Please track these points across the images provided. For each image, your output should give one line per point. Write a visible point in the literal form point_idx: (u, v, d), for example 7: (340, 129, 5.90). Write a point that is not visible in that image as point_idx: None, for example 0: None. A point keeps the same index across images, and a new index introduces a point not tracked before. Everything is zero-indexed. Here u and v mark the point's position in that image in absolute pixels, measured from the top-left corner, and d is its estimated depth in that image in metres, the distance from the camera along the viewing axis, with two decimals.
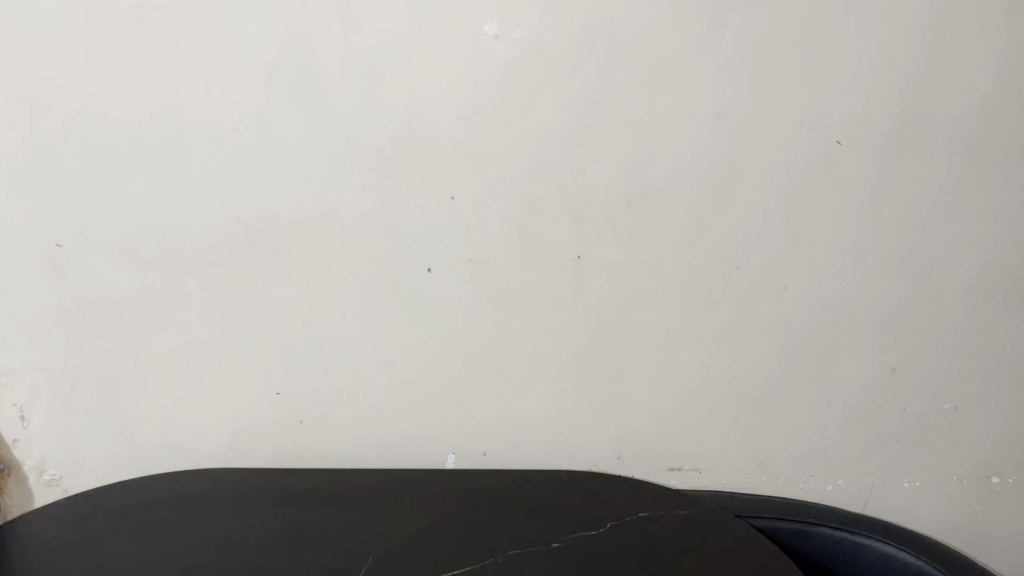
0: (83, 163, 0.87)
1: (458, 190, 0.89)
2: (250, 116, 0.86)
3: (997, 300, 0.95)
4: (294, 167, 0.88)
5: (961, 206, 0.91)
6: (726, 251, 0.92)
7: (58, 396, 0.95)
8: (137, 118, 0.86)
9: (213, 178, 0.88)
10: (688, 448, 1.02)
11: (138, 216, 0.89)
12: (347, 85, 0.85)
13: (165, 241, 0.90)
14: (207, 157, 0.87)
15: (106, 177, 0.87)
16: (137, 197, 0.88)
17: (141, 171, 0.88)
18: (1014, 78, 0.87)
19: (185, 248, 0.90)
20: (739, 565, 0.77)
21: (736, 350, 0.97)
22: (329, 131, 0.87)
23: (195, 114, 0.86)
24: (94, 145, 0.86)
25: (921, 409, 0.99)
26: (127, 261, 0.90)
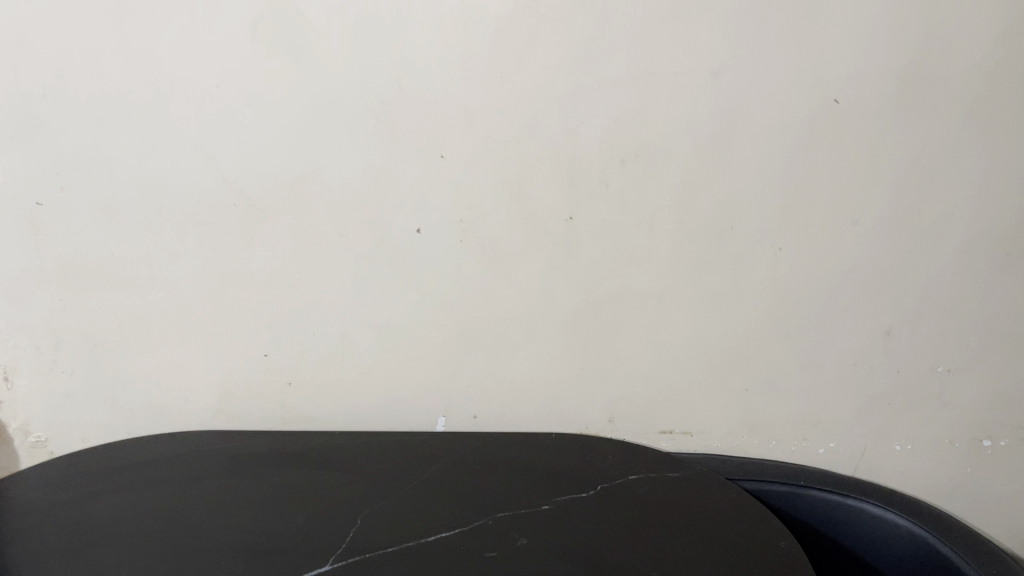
0: (62, 119, 0.85)
1: (448, 149, 0.87)
2: (234, 72, 0.84)
3: (994, 262, 0.94)
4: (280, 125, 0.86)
5: (960, 166, 0.90)
6: (719, 213, 0.91)
7: (42, 356, 0.94)
8: (117, 73, 0.83)
9: (197, 135, 0.86)
10: (679, 411, 1.01)
11: (120, 174, 0.87)
12: (334, 40, 0.83)
13: (148, 200, 0.88)
14: (191, 114, 0.85)
15: (86, 134, 0.85)
16: (119, 155, 0.86)
17: (122, 128, 0.85)
18: (1017, 34, 0.84)
19: (169, 208, 0.89)
20: (729, 525, 0.77)
21: (729, 313, 0.96)
22: (316, 88, 0.84)
23: (177, 70, 0.83)
24: (74, 100, 0.84)
25: (914, 372, 0.99)
26: (111, 220, 0.89)
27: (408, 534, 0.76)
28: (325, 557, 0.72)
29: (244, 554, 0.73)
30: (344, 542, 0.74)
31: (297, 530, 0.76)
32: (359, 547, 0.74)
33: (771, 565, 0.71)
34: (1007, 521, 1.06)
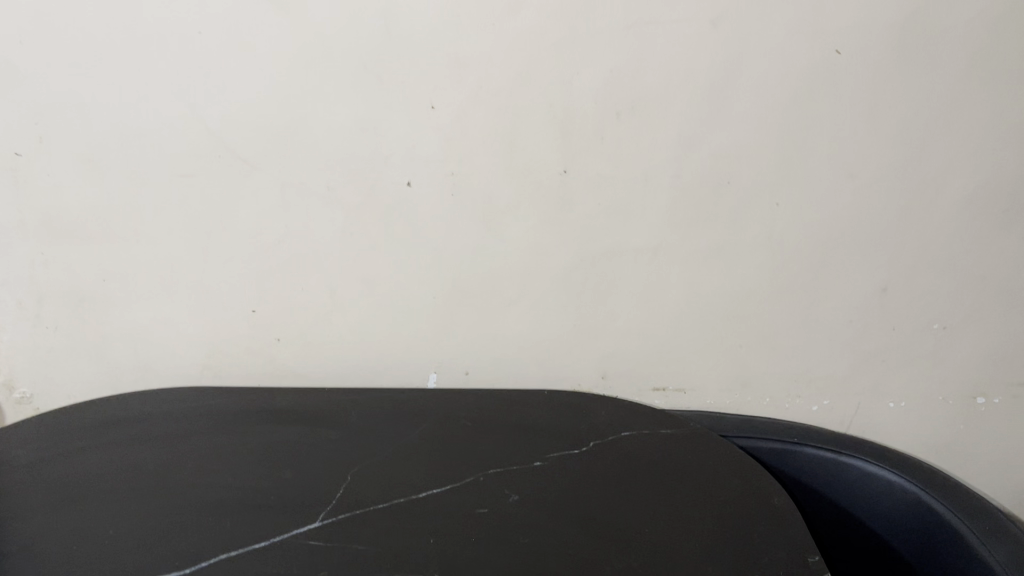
0: (39, 66, 0.81)
1: (439, 99, 0.85)
2: (216, 17, 0.80)
3: (994, 218, 0.92)
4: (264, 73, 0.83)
5: (963, 119, 0.88)
6: (716, 166, 0.89)
7: (25, 311, 0.92)
8: (93, 18, 0.80)
9: (179, 83, 0.83)
10: (671, 369, 1.01)
11: (101, 124, 0.84)
12: None
13: (130, 150, 0.86)
14: (173, 62, 0.82)
15: (64, 82, 0.82)
16: (99, 104, 0.83)
17: (101, 76, 0.82)
18: None
19: (152, 159, 0.86)
20: (721, 483, 0.77)
21: (724, 269, 0.95)
22: (301, 35, 0.81)
23: (156, 15, 0.80)
24: (49, 46, 0.80)
25: (910, 329, 0.98)
26: (92, 172, 0.86)
27: (398, 491, 0.75)
28: (314, 514, 0.71)
29: (232, 509, 0.72)
30: (333, 498, 0.74)
31: (286, 486, 0.75)
32: (348, 505, 0.73)
33: (764, 523, 0.71)
34: (997, 476, 1.06)
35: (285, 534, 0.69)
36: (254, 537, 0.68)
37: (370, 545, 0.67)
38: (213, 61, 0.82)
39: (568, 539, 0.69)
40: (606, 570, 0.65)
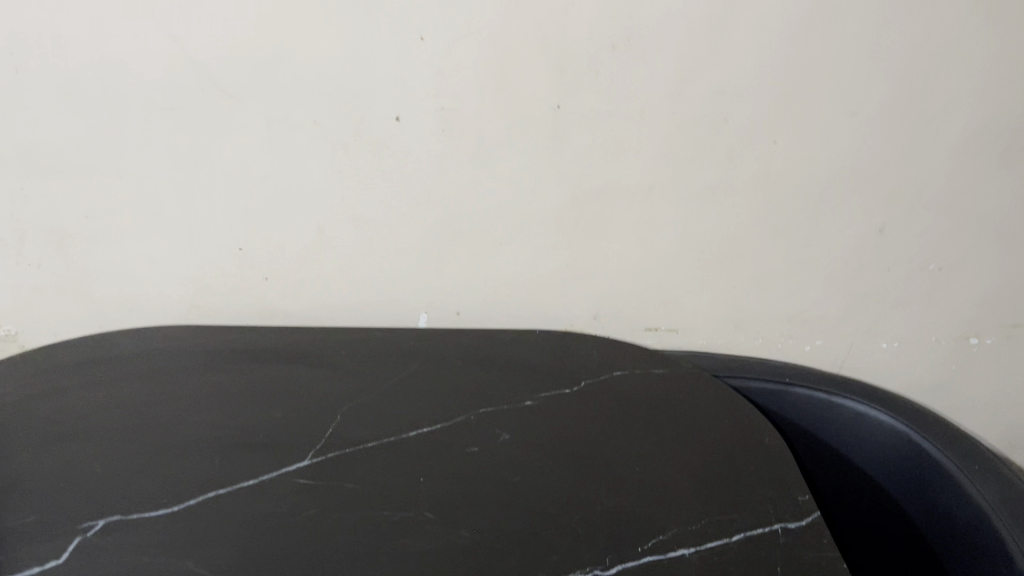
0: None
1: (428, 30, 0.82)
2: None
3: (994, 157, 0.91)
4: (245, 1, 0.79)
5: (969, 54, 0.85)
6: (713, 102, 0.87)
7: (7, 248, 0.91)
8: None
9: (158, 12, 0.80)
10: (664, 309, 1.00)
11: (77, 55, 0.81)
12: None
13: (108, 82, 0.83)
14: None
15: (37, 9, 0.79)
16: (75, 33, 0.80)
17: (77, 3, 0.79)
18: None
19: (132, 91, 0.83)
20: (713, 422, 0.76)
21: (720, 208, 0.93)
22: None
23: None
24: None
25: (905, 269, 0.97)
26: (68, 105, 0.84)
27: (388, 430, 0.74)
28: (303, 453, 0.71)
29: (220, 448, 0.71)
30: (322, 437, 0.73)
31: (275, 425, 0.75)
32: (337, 444, 0.72)
33: (754, 462, 0.70)
34: (986, 415, 1.07)
35: (274, 473, 0.68)
36: (242, 476, 0.68)
37: (359, 484, 0.67)
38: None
39: (559, 478, 0.68)
40: (596, 510, 0.65)
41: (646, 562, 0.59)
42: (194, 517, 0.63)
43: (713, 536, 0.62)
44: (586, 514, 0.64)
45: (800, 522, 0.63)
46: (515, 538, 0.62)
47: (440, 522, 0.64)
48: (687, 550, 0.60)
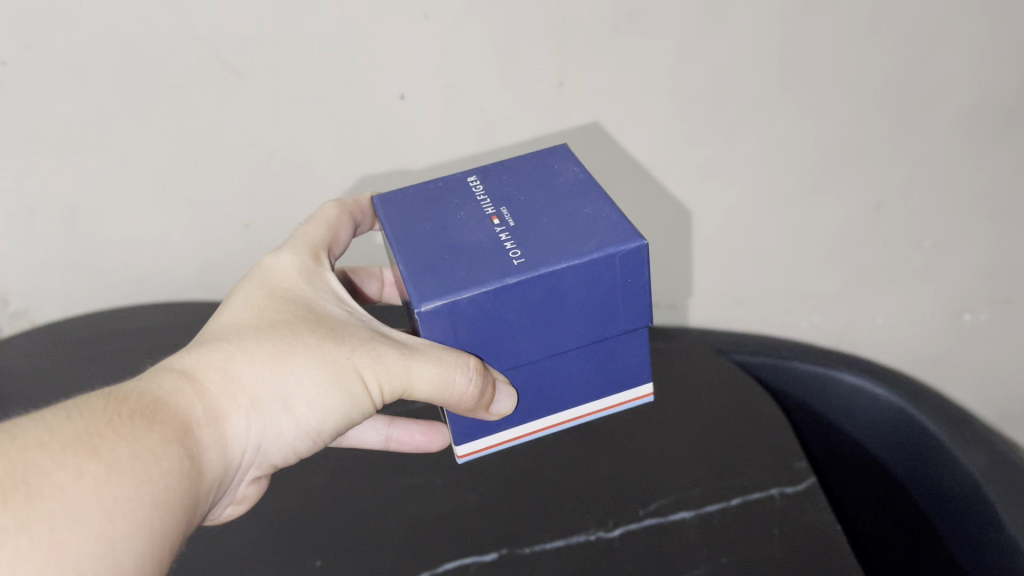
0: None
1: (433, 7, 0.74)
2: None
3: (987, 135, 0.90)
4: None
5: (961, 35, 0.81)
6: (715, 80, 0.82)
7: (16, 223, 0.86)
8: None
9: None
10: (667, 289, 1.03)
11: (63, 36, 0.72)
12: None
13: (104, 71, 0.75)
14: None
15: None
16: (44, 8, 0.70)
17: None
18: None
19: (120, 74, 0.75)
20: (714, 389, 0.77)
21: (721, 184, 0.92)
22: None
23: None
24: None
25: (900, 245, 1.00)
26: (18, 75, 0.74)
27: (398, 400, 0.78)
28: None
29: None
30: None
31: None
32: None
33: (754, 429, 0.71)
34: (984, 382, 1.13)
35: None
36: None
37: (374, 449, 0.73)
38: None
39: (567, 449, 0.70)
40: (600, 476, 0.67)
41: (647, 525, 0.62)
42: None
43: (712, 499, 0.64)
44: (591, 482, 0.67)
45: (796, 487, 0.65)
46: (524, 506, 0.65)
47: (449, 484, 0.68)
48: (688, 513, 0.63)
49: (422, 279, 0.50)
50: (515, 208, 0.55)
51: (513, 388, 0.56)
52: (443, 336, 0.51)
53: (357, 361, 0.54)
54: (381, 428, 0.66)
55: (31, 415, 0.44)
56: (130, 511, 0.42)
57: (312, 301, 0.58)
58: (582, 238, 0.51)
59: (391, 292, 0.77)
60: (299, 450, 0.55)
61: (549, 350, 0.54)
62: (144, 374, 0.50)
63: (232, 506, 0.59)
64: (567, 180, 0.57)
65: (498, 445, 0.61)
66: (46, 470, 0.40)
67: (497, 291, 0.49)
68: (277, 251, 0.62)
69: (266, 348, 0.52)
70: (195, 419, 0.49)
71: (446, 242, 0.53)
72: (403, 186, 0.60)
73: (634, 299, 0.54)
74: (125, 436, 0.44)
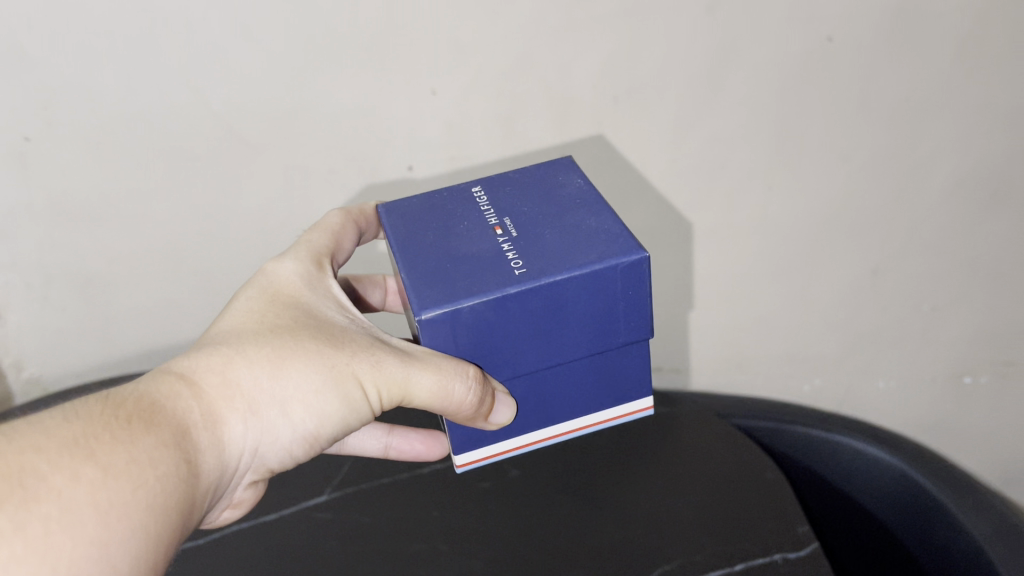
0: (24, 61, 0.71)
1: (441, 84, 0.77)
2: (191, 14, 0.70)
3: (979, 202, 0.92)
4: (230, 5, 0.70)
5: (950, 107, 0.84)
6: (713, 151, 0.85)
7: (32, 292, 0.88)
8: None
9: (147, 74, 0.73)
10: (669, 352, 1.04)
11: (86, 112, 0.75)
12: None
13: (124, 144, 0.78)
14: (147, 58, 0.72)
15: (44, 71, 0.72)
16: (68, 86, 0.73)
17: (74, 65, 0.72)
18: None
19: (140, 148, 0.78)
20: (716, 453, 0.78)
21: (720, 250, 0.94)
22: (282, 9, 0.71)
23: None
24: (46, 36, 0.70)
25: (899, 309, 1.01)
26: (40, 150, 0.77)
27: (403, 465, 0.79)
28: (321, 488, 0.77)
29: None
30: (338, 473, 0.78)
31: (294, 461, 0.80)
32: (355, 476, 0.78)
33: (755, 492, 0.72)
34: (988, 446, 1.13)
35: (292, 508, 0.75)
36: (264, 510, 0.75)
37: (379, 515, 0.73)
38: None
39: (571, 514, 0.71)
40: (605, 541, 0.68)
41: None
42: (219, 557, 0.71)
43: (717, 564, 0.65)
44: (594, 547, 0.67)
45: (799, 552, 0.66)
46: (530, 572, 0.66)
47: (454, 551, 0.69)
48: None
49: (424, 288, 0.51)
50: (517, 219, 0.57)
51: (512, 399, 0.57)
52: (443, 343, 0.52)
53: (355, 367, 0.55)
54: (381, 436, 0.71)
55: (28, 419, 0.46)
56: (125, 514, 0.44)
57: (313, 305, 0.59)
58: (583, 250, 0.53)
59: (394, 300, 0.78)
60: (295, 455, 0.57)
61: (549, 361, 0.56)
62: (143, 377, 0.52)
63: (231, 508, 0.63)
64: (569, 192, 0.59)
65: (498, 455, 0.62)
66: (43, 474, 0.42)
67: (498, 301, 0.51)
68: (280, 257, 0.63)
69: (265, 352, 0.54)
70: (192, 422, 0.50)
71: (450, 253, 0.54)
72: (409, 197, 0.61)
73: (633, 310, 0.55)
74: (122, 440, 0.46)
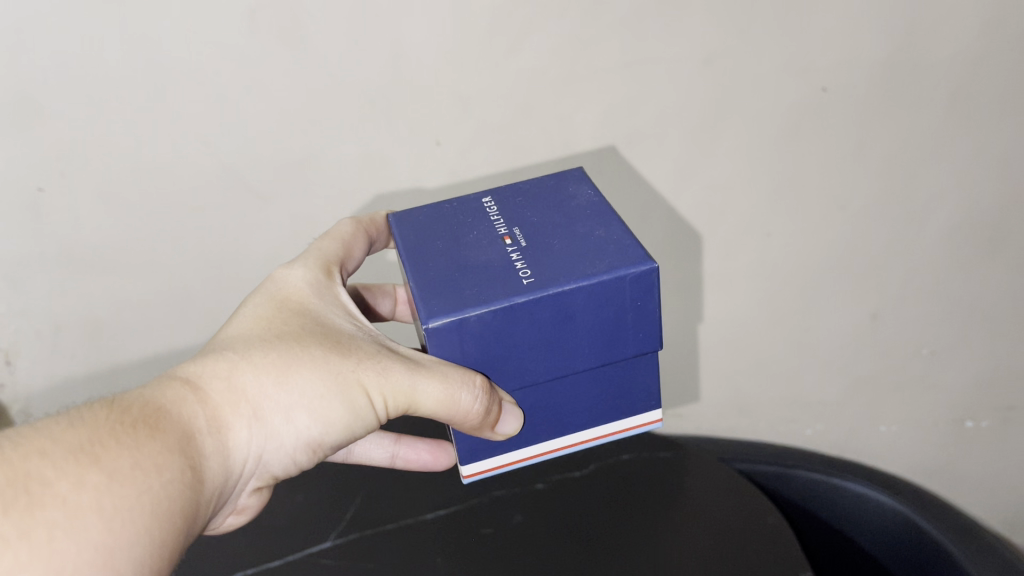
0: (40, 114, 0.73)
1: (445, 135, 0.79)
2: (204, 72, 0.72)
3: (975, 248, 0.93)
4: (241, 62, 0.72)
5: (944, 155, 0.86)
6: (711, 198, 0.87)
7: (42, 338, 0.89)
8: (63, 57, 0.70)
9: (161, 126, 0.75)
10: (671, 397, 1.05)
11: (100, 164, 0.77)
12: (325, 15, 0.70)
13: (138, 194, 0.79)
14: (159, 111, 0.74)
15: (59, 124, 0.74)
16: (83, 138, 0.75)
17: (88, 118, 0.74)
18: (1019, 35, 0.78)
19: (152, 198, 0.80)
20: (719, 500, 0.78)
21: (721, 295, 0.95)
22: (294, 68, 0.73)
23: (148, 56, 0.71)
24: (62, 91, 0.72)
25: (899, 354, 1.02)
26: (53, 199, 0.79)
27: (408, 511, 0.79)
28: (325, 534, 0.77)
29: (249, 537, 0.77)
30: (344, 519, 0.79)
31: (300, 508, 0.80)
32: (360, 523, 0.78)
33: (759, 540, 0.73)
34: (990, 493, 1.13)
35: (298, 554, 0.75)
36: (269, 556, 0.75)
37: (383, 562, 0.74)
38: (172, 48, 0.71)
39: (577, 560, 0.72)
40: None
41: None
42: None
43: None
44: None
45: None
46: None
47: None
48: None
49: (432, 297, 0.51)
50: (527, 229, 0.57)
51: (519, 410, 0.57)
52: (451, 352, 0.52)
53: (361, 374, 0.55)
54: (387, 445, 0.72)
55: (34, 425, 0.47)
56: (129, 519, 0.45)
57: (321, 313, 0.60)
58: (592, 261, 0.53)
59: (403, 311, 0.79)
60: (300, 462, 0.58)
61: (558, 373, 0.55)
62: (150, 382, 0.53)
63: (235, 513, 0.63)
64: (580, 203, 0.59)
65: (506, 466, 0.61)
66: (48, 480, 0.44)
67: (505, 311, 0.51)
68: (289, 264, 0.64)
69: (271, 359, 0.54)
70: (197, 428, 0.52)
71: (459, 262, 0.55)
72: (420, 207, 0.62)
73: (643, 322, 0.54)
74: (125, 446, 0.47)
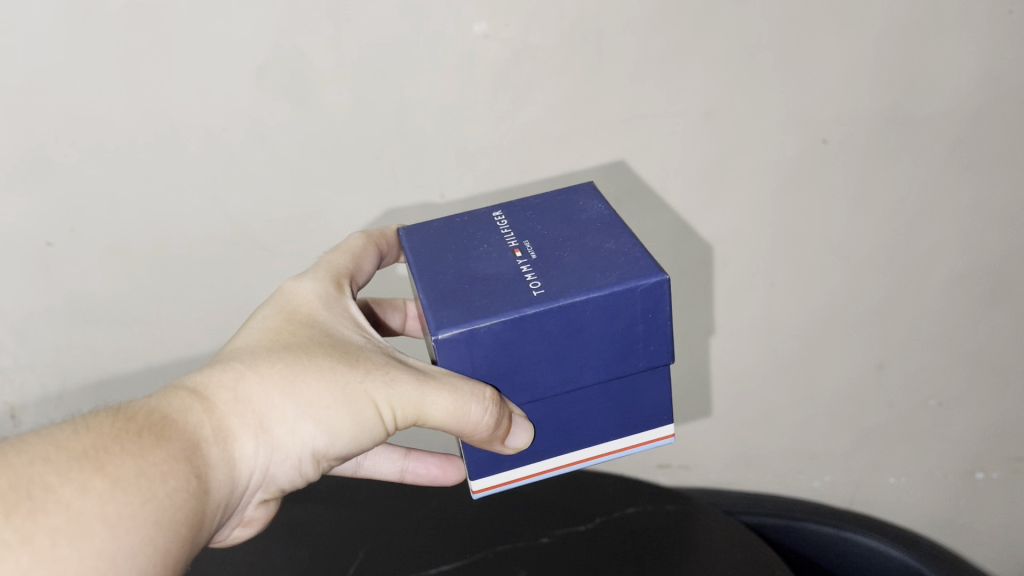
0: (51, 170, 0.74)
1: (449, 188, 0.80)
2: (216, 129, 0.74)
3: (979, 298, 0.93)
4: (251, 119, 0.74)
5: (946, 206, 0.87)
6: (714, 250, 0.87)
7: (48, 392, 0.89)
8: (77, 115, 0.72)
9: (169, 181, 0.76)
10: (678, 450, 1.04)
11: (110, 218, 0.78)
12: (332, 75, 0.72)
13: (146, 248, 0.80)
14: (169, 166, 0.75)
15: (71, 180, 0.75)
16: (93, 193, 0.76)
17: (99, 174, 0.75)
18: (1015, 88, 0.80)
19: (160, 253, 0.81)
20: (725, 557, 0.77)
21: (726, 345, 0.95)
22: (302, 125, 0.74)
23: (160, 113, 0.72)
24: (75, 148, 0.73)
25: (906, 405, 1.01)
26: (62, 254, 0.79)
27: (410, 567, 0.78)
28: None
29: None
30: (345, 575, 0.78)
31: (300, 563, 0.79)
32: None
33: None
34: (1004, 546, 1.12)
35: None
36: None
37: None
38: (180, 104, 0.72)
39: None
40: None
41: None
42: None
43: None
44: None
45: None
46: None
47: None
48: None
49: (442, 309, 0.52)
50: (537, 242, 0.57)
51: (529, 423, 0.56)
52: (460, 365, 0.52)
53: (369, 386, 0.55)
54: (397, 459, 0.72)
55: (39, 432, 0.47)
56: (133, 527, 0.45)
57: (330, 324, 0.59)
58: (602, 273, 0.53)
59: (414, 326, 0.79)
60: (306, 472, 0.57)
61: (567, 386, 0.55)
62: (157, 391, 0.53)
63: (240, 527, 0.63)
64: (590, 217, 0.59)
65: (515, 481, 0.60)
66: (52, 487, 0.44)
67: (515, 322, 0.51)
68: (299, 276, 0.64)
69: (279, 369, 0.54)
70: (203, 438, 0.51)
71: (469, 274, 0.55)
72: (431, 221, 0.62)
73: (653, 335, 0.54)
74: (131, 452, 0.47)
